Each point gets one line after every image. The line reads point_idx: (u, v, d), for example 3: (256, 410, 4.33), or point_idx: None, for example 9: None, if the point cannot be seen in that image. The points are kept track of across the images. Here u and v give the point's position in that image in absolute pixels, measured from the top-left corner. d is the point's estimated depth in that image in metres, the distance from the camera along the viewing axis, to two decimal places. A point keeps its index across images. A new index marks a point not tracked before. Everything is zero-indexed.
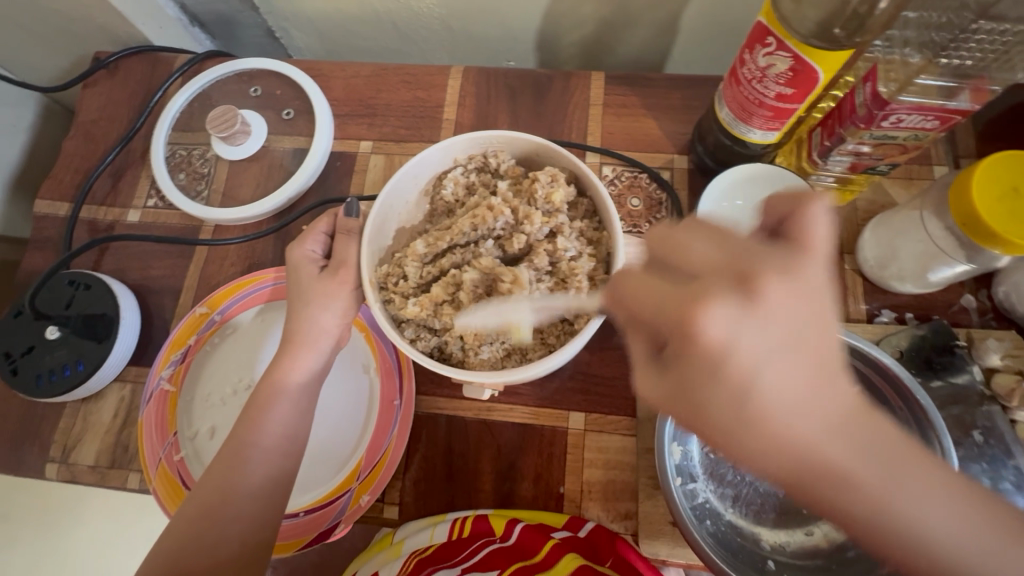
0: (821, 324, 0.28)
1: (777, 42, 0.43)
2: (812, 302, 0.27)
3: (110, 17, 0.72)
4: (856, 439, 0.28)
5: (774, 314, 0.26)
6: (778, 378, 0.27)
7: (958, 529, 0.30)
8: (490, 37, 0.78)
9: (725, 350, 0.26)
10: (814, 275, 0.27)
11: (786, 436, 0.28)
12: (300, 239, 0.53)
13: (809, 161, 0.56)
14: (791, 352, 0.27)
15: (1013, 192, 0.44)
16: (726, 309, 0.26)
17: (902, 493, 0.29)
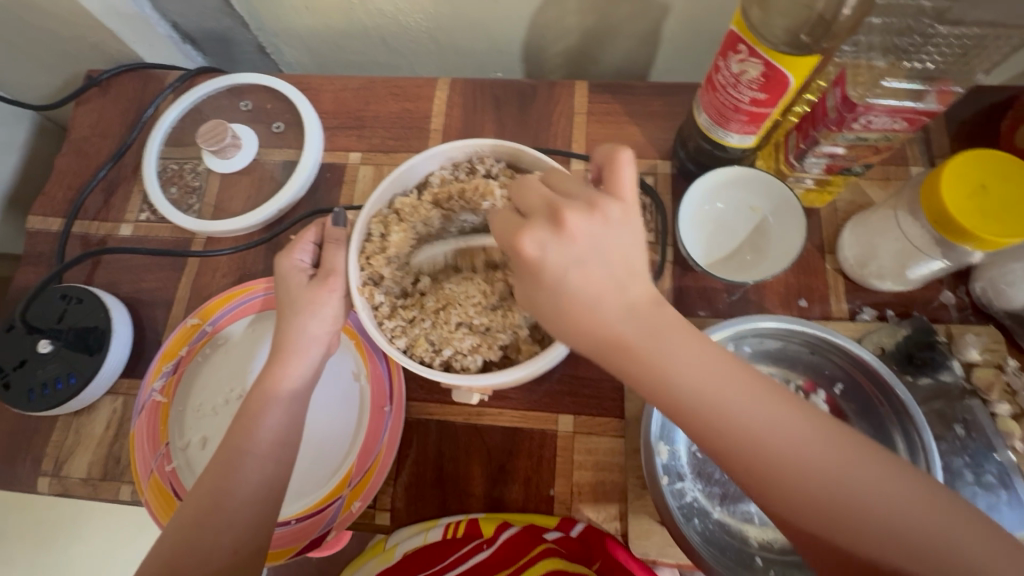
0: (620, 242, 0.37)
1: (747, 49, 0.44)
2: (609, 233, 0.37)
3: (102, 36, 0.74)
4: (646, 324, 0.37)
5: (576, 239, 0.36)
6: (584, 283, 0.37)
7: (734, 401, 0.37)
8: (476, 50, 0.80)
9: (538, 260, 0.36)
10: (614, 216, 0.37)
11: (602, 328, 0.37)
12: (288, 249, 0.54)
13: (787, 163, 0.57)
14: (599, 263, 0.36)
15: (981, 189, 0.45)
16: (538, 231, 0.36)
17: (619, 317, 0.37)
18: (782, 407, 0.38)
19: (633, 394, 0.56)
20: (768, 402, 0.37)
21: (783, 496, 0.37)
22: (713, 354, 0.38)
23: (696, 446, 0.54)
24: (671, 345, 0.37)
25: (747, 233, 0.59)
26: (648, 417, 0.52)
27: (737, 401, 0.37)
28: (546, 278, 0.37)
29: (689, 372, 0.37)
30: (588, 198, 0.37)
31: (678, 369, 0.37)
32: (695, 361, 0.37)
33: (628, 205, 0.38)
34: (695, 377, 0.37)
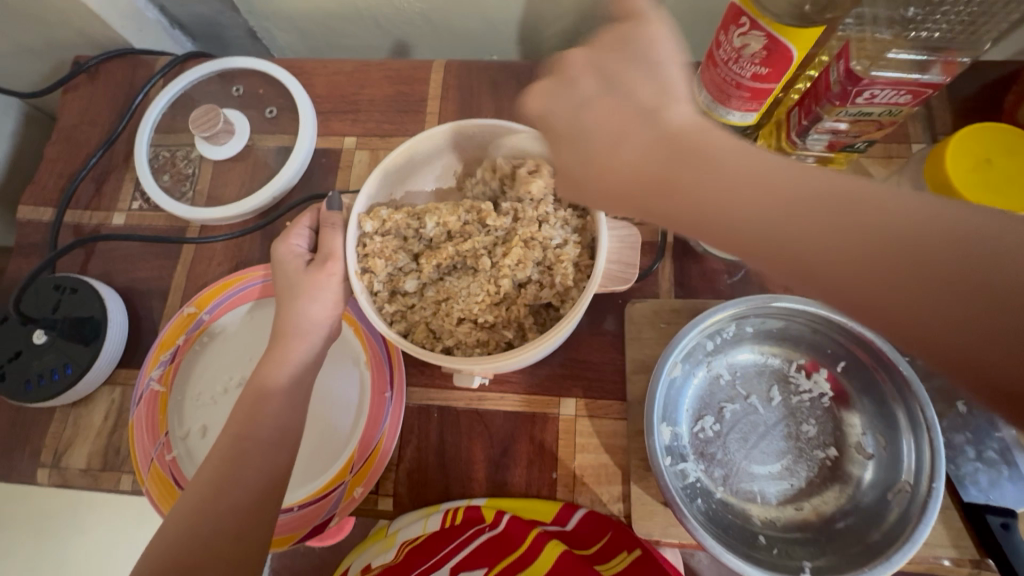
0: (644, 81, 0.38)
1: (750, 22, 0.43)
2: (623, 63, 0.39)
3: (89, 21, 0.72)
4: (673, 148, 0.36)
5: (583, 81, 0.40)
6: (601, 117, 0.38)
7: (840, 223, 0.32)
8: (471, 31, 0.79)
9: (556, 117, 0.40)
10: (588, 67, 0.40)
11: (618, 159, 0.37)
12: (285, 235, 0.53)
13: (788, 141, 0.56)
14: (612, 95, 0.38)
15: (985, 163, 0.44)
16: (550, 90, 0.41)
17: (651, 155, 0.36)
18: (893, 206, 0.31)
19: (634, 377, 0.56)
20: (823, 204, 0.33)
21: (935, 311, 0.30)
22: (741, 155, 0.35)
23: (698, 428, 0.54)
24: (700, 158, 0.35)
25: None
26: (649, 398, 0.51)
27: (839, 216, 0.32)
28: (560, 123, 0.40)
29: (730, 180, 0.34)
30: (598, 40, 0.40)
31: (704, 171, 0.35)
32: (723, 162, 0.35)
33: (632, 31, 0.39)
34: (725, 180, 0.34)
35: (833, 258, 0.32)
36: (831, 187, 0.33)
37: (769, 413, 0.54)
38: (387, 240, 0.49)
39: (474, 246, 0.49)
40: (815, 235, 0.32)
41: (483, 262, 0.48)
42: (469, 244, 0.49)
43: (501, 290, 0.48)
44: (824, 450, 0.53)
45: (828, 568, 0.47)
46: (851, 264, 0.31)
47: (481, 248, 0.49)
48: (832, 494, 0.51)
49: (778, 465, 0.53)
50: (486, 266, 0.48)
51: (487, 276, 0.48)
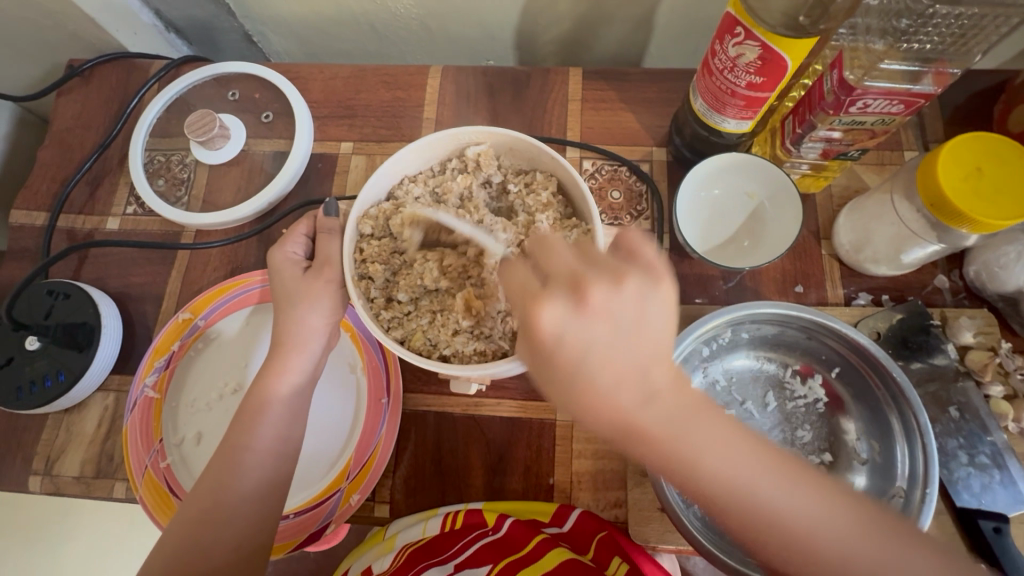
0: (646, 330, 0.34)
1: (745, 32, 0.44)
2: (639, 313, 0.34)
3: (84, 24, 0.72)
4: (671, 412, 0.34)
5: (596, 311, 0.34)
6: (606, 369, 0.34)
7: (780, 503, 0.34)
8: (467, 37, 0.79)
9: (556, 338, 0.34)
10: (617, 296, 0.34)
11: (611, 406, 0.34)
12: (280, 242, 0.53)
13: (782, 148, 0.57)
14: (618, 347, 0.34)
15: (976, 172, 0.45)
16: (557, 304, 0.34)
17: (713, 451, 0.34)
18: (810, 494, 0.35)
19: None
20: (797, 485, 0.35)
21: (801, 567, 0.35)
22: (746, 443, 0.35)
23: None
24: (702, 435, 0.34)
25: (743, 220, 0.59)
26: None
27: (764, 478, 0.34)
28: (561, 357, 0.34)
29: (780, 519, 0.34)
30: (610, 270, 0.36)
31: (709, 456, 0.34)
32: (725, 446, 0.34)
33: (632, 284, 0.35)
34: (731, 468, 0.34)
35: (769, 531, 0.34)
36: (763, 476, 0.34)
37: (765, 420, 0.55)
38: (382, 243, 0.49)
39: (456, 267, 0.49)
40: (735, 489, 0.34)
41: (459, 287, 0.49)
42: (446, 266, 0.48)
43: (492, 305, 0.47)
44: (820, 456, 0.54)
45: None
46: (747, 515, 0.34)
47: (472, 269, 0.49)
48: None
49: None
50: (471, 286, 0.48)
51: (471, 297, 0.47)
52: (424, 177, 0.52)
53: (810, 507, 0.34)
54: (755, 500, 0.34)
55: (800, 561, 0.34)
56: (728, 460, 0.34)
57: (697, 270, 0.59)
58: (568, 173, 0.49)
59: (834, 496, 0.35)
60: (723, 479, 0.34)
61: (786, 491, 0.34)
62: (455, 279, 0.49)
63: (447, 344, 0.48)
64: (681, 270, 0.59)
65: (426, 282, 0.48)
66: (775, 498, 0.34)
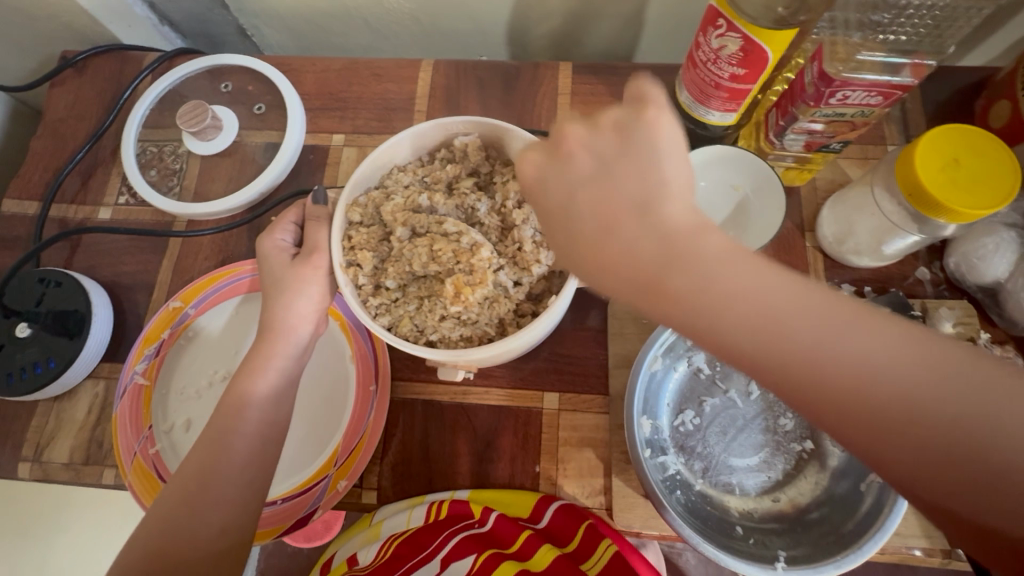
0: (653, 160, 0.35)
1: (727, 24, 0.44)
2: (649, 139, 0.36)
3: (78, 16, 0.72)
4: (724, 271, 0.32)
5: (576, 153, 0.37)
6: (595, 195, 0.36)
7: (875, 357, 0.29)
8: (460, 32, 0.80)
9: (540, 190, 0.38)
10: (638, 133, 0.36)
11: (635, 265, 0.34)
12: (270, 230, 0.54)
13: (766, 141, 0.58)
14: (614, 188, 0.35)
15: (953, 162, 0.46)
16: (537, 155, 0.38)
17: (787, 316, 0.31)
18: (920, 356, 0.29)
19: (617, 371, 0.57)
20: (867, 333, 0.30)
21: (900, 443, 0.29)
22: (830, 305, 0.31)
23: (679, 421, 0.55)
24: (716, 268, 0.32)
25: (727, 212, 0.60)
26: (630, 392, 0.52)
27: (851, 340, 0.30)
28: (550, 203, 0.37)
29: (879, 385, 0.29)
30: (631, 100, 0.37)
31: (786, 323, 0.31)
32: (745, 279, 0.32)
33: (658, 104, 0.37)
34: (764, 303, 0.31)
35: (864, 405, 0.29)
36: (849, 340, 0.30)
37: (748, 407, 0.55)
38: (370, 231, 0.50)
39: (447, 250, 0.47)
40: (811, 354, 0.30)
41: (448, 269, 0.47)
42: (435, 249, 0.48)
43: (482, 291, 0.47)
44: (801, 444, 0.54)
45: (803, 558, 0.48)
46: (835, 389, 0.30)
47: (461, 249, 0.47)
48: (808, 485, 0.53)
49: (756, 459, 0.54)
50: (462, 271, 0.47)
51: (460, 282, 0.46)
52: (413, 167, 0.53)
53: (896, 367, 0.29)
54: (824, 357, 0.30)
55: (868, 420, 0.29)
56: (805, 324, 0.30)
57: None
58: None
59: (922, 340, 0.30)
60: (796, 349, 0.30)
61: (868, 345, 0.30)
62: (444, 260, 0.47)
63: (436, 330, 0.48)
64: None
65: (416, 265, 0.48)
66: (823, 341, 0.30)
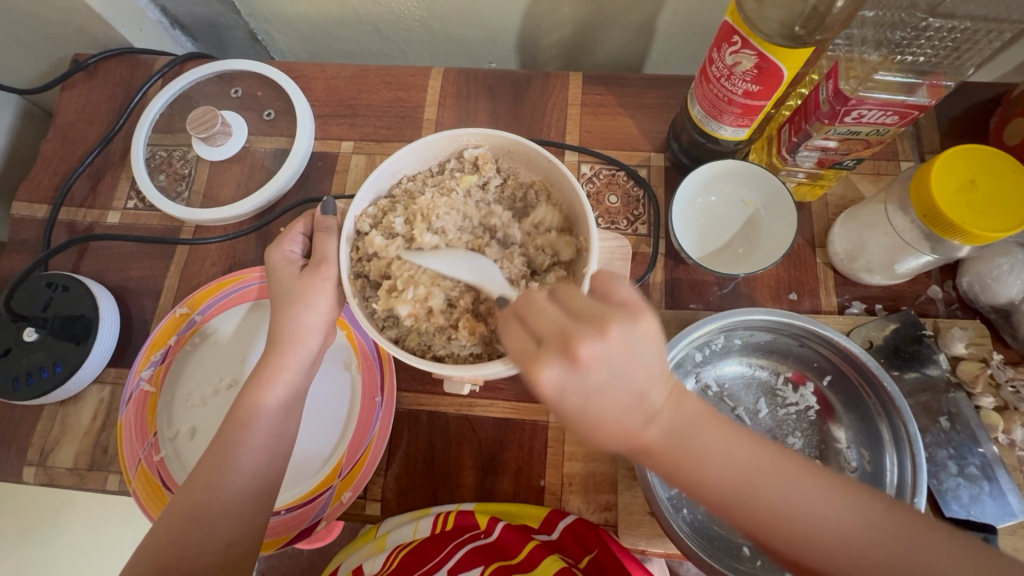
0: (643, 367, 0.35)
1: (741, 41, 0.44)
2: (627, 351, 0.35)
3: (89, 20, 0.72)
4: (670, 424, 0.36)
5: (591, 367, 0.34)
6: (607, 402, 0.35)
7: (782, 485, 0.36)
8: (470, 39, 0.80)
9: (558, 395, 0.35)
10: (624, 340, 0.35)
11: (621, 430, 0.35)
12: (279, 240, 0.53)
13: (779, 157, 0.57)
14: (616, 385, 0.35)
15: (969, 184, 0.45)
16: (553, 365, 0.34)
17: (717, 450, 0.36)
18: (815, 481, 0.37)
19: None
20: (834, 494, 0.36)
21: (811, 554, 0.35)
22: (746, 440, 0.37)
23: None
24: (702, 435, 0.36)
25: (739, 226, 0.60)
26: None
27: (764, 469, 0.37)
28: (568, 409, 0.35)
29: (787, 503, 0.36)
30: (599, 318, 0.36)
31: (715, 458, 0.36)
32: (730, 448, 0.37)
33: (634, 314, 0.37)
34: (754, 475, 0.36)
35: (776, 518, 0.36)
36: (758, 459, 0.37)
37: (756, 427, 0.55)
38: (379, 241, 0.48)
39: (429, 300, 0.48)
40: (737, 480, 0.36)
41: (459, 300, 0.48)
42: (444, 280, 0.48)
43: (491, 324, 0.48)
44: None
45: None
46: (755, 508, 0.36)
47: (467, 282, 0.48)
48: None
49: None
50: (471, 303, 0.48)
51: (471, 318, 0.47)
52: (424, 177, 0.53)
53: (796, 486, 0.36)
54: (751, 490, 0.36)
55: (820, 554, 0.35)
56: (732, 454, 0.36)
57: (693, 275, 0.59)
58: (563, 176, 0.49)
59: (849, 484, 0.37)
60: (729, 479, 0.36)
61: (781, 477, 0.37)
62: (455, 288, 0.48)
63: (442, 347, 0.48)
64: (676, 274, 0.60)
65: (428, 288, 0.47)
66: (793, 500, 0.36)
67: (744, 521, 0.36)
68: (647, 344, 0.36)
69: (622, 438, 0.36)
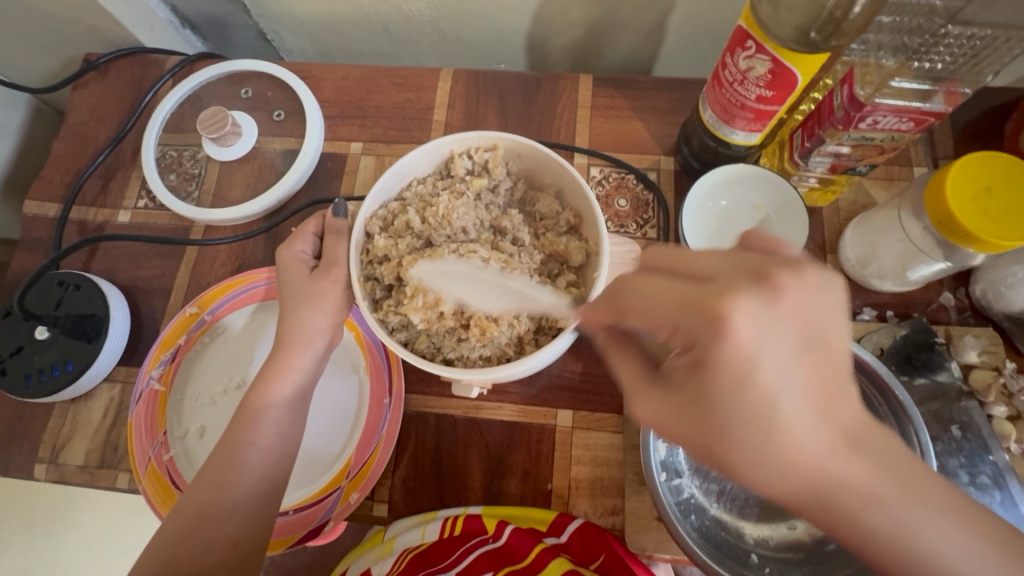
0: (837, 328, 0.29)
1: (756, 46, 0.44)
2: (823, 308, 0.28)
3: (101, 20, 0.72)
4: (857, 441, 0.29)
5: (789, 314, 0.27)
6: (796, 378, 0.28)
7: (946, 541, 0.31)
8: (479, 40, 0.79)
9: (750, 345, 0.27)
10: (822, 297, 0.28)
11: (789, 435, 0.28)
12: (289, 239, 0.54)
13: (791, 162, 0.57)
14: (805, 358, 0.28)
15: (985, 192, 0.45)
16: (752, 304, 0.27)
17: (888, 493, 0.30)
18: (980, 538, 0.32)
19: None
20: (987, 546, 0.32)
21: None
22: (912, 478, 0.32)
23: None
24: (879, 476, 0.30)
25: None
26: None
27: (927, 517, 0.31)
28: (737, 376, 0.27)
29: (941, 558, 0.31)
30: (789, 269, 0.29)
31: (883, 499, 0.30)
32: (897, 489, 0.31)
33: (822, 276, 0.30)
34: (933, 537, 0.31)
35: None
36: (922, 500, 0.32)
37: None
38: (388, 244, 0.48)
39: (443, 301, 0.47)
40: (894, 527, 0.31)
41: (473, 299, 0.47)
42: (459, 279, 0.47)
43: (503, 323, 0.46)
44: None
45: None
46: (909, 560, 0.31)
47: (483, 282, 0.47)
48: None
49: None
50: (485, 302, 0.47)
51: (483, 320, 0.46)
52: (433, 179, 0.53)
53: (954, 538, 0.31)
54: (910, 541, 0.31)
55: None
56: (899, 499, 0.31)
57: None
58: (572, 178, 0.49)
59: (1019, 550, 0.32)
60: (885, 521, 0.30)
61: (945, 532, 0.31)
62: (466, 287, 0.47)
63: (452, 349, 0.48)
64: None
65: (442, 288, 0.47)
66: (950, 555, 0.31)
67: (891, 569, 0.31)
68: (834, 296, 0.29)
69: (791, 444, 0.28)
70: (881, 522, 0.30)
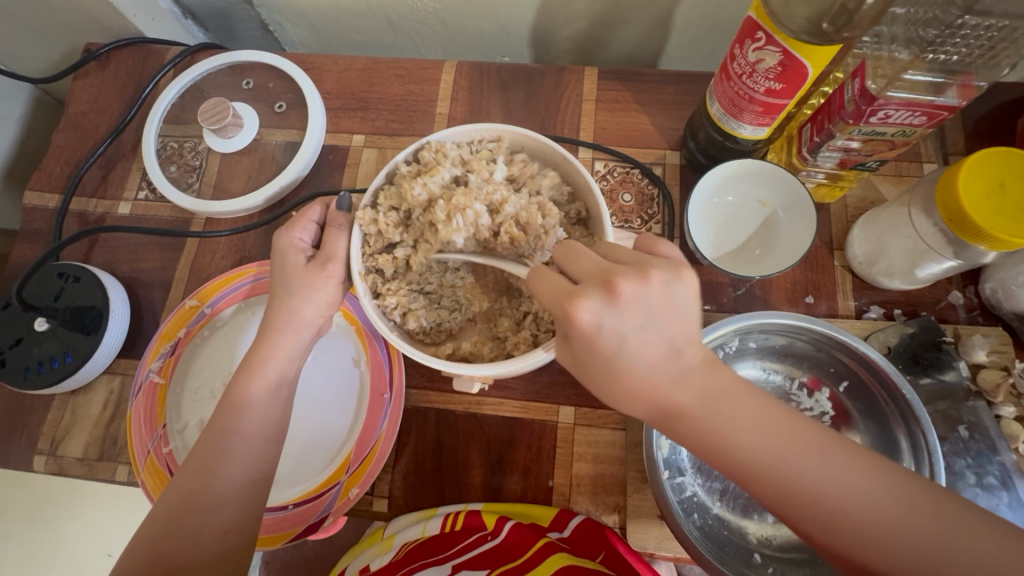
0: (683, 317, 0.36)
1: (766, 37, 0.43)
2: (670, 299, 0.36)
3: (101, 9, 0.72)
4: (704, 390, 0.37)
5: (630, 304, 0.35)
6: (641, 349, 0.36)
7: (816, 467, 0.36)
8: (483, 32, 0.78)
9: (595, 331, 0.35)
10: (670, 288, 0.36)
11: (649, 385, 0.36)
12: (289, 225, 0.52)
13: (799, 156, 0.56)
14: (651, 330, 0.35)
15: (998, 188, 0.44)
16: (593, 299, 0.35)
17: (749, 428, 0.37)
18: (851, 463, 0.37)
19: None
20: (862, 469, 0.36)
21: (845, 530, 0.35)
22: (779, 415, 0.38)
23: None
24: (735, 414, 0.37)
25: (755, 228, 0.59)
26: None
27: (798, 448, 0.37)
28: (601, 346, 0.35)
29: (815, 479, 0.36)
30: (640, 265, 0.37)
31: (746, 433, 0.37)
32: (760, 421, 0.37)
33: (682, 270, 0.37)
34: (767, 455, 0.37)
35: (806, 493, 0.36)
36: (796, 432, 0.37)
37: None
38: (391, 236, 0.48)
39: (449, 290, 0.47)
40: (765, 454, 0.36)
41: None
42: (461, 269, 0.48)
43: None
44: None
45: None
46: (784, 483, 0.36)
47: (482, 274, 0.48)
48: None
49: None
50: None
51: None
52: None
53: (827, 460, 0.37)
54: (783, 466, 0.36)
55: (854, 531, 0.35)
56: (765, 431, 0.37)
57: (707, 275, 0.58)
58: (577, 171, 0.48)
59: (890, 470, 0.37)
60: (757, 455, 0.36)
61: (817, 460, 0.36)
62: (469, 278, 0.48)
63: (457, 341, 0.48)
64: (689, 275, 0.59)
65: None
66: (820, 474, 0.36)
67: (771, 493, 0.37)
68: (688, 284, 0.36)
69: (649, 392, 0.36)
70: (750, 456, 0.37)
